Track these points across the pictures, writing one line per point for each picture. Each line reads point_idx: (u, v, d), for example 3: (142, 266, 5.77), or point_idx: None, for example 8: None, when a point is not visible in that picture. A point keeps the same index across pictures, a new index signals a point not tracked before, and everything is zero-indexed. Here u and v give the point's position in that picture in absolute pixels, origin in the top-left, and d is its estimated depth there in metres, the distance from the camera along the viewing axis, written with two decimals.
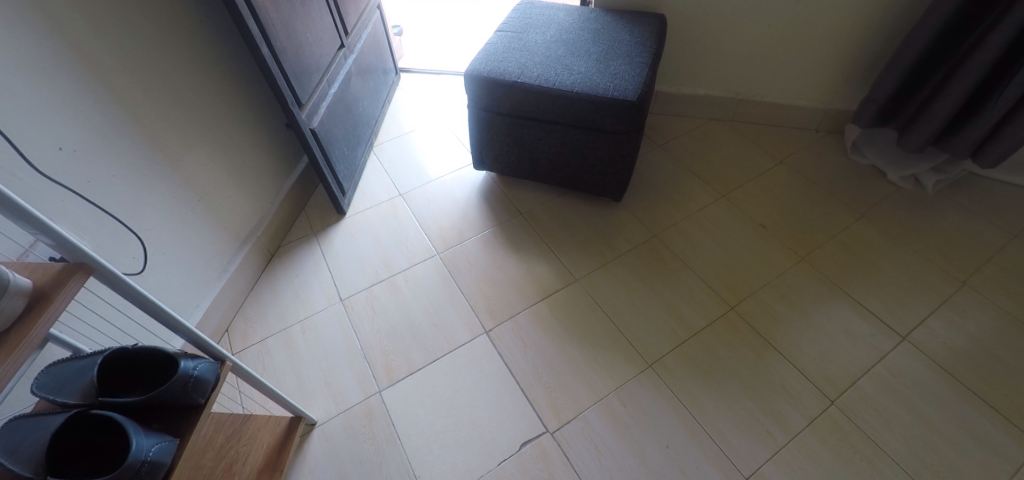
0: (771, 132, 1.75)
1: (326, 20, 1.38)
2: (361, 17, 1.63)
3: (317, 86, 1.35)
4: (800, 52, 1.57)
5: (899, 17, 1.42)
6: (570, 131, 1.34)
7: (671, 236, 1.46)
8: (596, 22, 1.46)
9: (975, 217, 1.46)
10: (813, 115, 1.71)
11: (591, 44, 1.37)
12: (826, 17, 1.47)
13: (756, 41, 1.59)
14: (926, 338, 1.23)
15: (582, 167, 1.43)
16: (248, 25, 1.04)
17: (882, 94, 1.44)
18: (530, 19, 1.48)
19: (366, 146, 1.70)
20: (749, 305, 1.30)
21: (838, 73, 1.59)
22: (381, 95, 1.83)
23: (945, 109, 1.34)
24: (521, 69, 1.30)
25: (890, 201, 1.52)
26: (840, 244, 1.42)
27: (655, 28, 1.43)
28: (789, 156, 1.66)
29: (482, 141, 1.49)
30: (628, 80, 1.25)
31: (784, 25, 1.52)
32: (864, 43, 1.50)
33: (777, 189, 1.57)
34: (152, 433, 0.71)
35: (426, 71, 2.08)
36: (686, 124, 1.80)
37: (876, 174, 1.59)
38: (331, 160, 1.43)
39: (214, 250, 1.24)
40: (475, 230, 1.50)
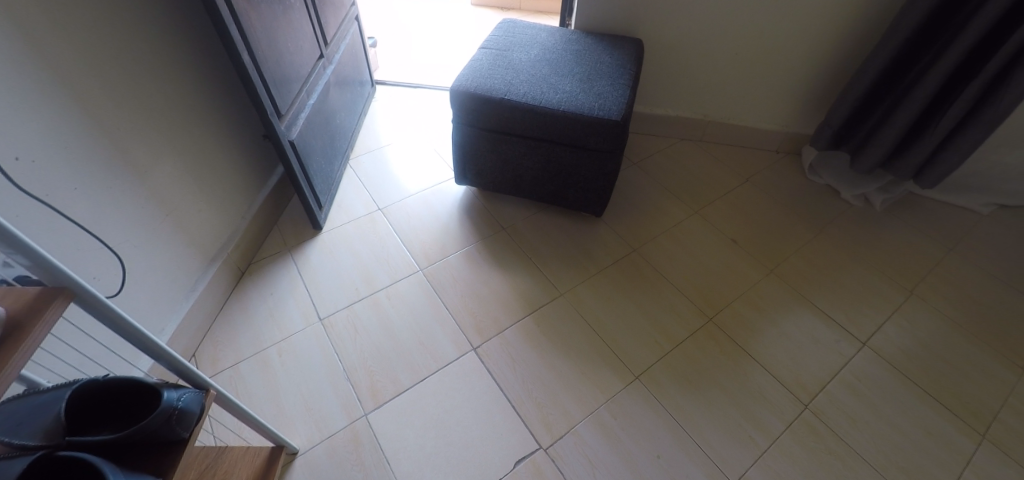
0: (736, 152, 1.86)
1: (306, 29, 1.34)
2: (340, 28, 1.59)
3: (296, 96, 1.32)
4: (762, 79, 1.69)
5: (848, 50, 1.56)
6: (555, 149, 1.36)
7: (651, 250, 1.50)
8: (577, 44, 1.52)
9: (917, 232, 1.61)
10: (773, 137, 1.83)
11: (574, 64, 1.43)
12: (784, 48, 1.59)
13: (721, 68, 1.69)
14: (883, 343, 1.32)
15: (565, 184, 1.45)
16: (230, 31, 1.01)
17: (837, 119, 1.56)
18: (513, 37, 1.51)
19: (342, 158, 1.65)
20: (726, 315, 1.36)
21: (794, 99, 1.72)
22: (357, 107, 1.79)
23: (892, 134, 1.47)
24: (509, 87, 1.33)
25: (844, 218, 1.64)
26: (804, 258, 1.52)
27: (633, 52, 1.50)
28: (753, 175, 1.77)
29: (464, 156, 1.48)
30: (611, 100, 1.30)
31: (748, 53, 1.63)
32: (818, 72, 1.63)
33: (745, 205, 1.66)
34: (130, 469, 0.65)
35: (402, 83, 2.06)
36: (658, 143, 1.87)
37: (830, 192, 1.72)
38: (308, 173, 1.38)
39: (181, 268, 1.16)
40: (459, 245, 1.49)
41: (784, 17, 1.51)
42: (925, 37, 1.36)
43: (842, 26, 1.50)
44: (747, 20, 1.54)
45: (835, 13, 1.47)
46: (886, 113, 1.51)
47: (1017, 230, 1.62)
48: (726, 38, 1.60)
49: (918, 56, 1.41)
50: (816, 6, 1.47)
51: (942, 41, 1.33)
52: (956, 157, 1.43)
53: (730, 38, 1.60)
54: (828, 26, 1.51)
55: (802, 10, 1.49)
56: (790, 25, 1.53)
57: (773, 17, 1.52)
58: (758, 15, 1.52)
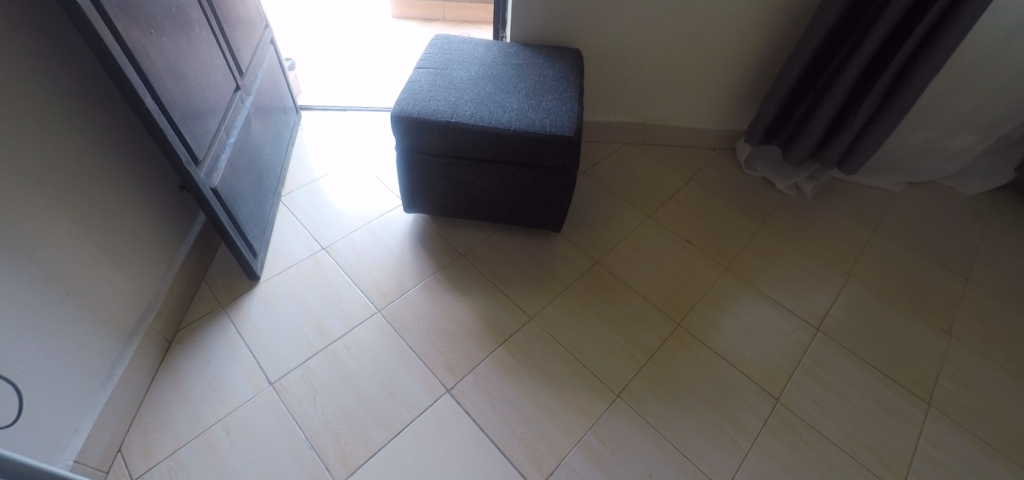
0: (677, 153, 1.91)
1: (217, 60, 1.19)
2: (254, 54, 1.43)
3: (215, 135, 1.17)
4: (693, 83, 1.75)
5: (765, 52, 1.65)
6: (509, 170, 1.31)
7: (612, 261, 1.50)
8: (517, 58, 1.48)
9: (845, 216, 1.73)
10: (709, 135, 1.90)
11: (518, 80, 1.39)
12: (709, 53, 1.65)
13: (654, 75, 1.72)
14: (834, 326, 1.40)
15: (522, 203, 1.40)
16: (127, 75, 0.89)
17: (768, 116, 1.65)
18: (451, 54, 1.45)
19: (274, 197, 1.50)
20: (692, 318, 1.38)
21: (723, 99, 1.80)
22: (283, 138, 1.64)
23: (819, 128, 1.57)
24: (455, 109, 1.26)
25: (781, 208, 1.73)
26: (753, 252, 1.58)
27: (574, 63, 1.49)
28: (695, 174, 1.83)
29: (412, 183, 1.39)
30: (562, 115, 1.28)
31: (677, 60, 1.68)
32: (742, 73, 1.71)
33: (692, 205, 1.71)
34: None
35: (329, 107, 1.91)
36: (602, 149, 1.88)
37: (765, 184, 1.81)
38: (237, 220, 1.23)
39: (92, 353, 1.00)
40: (416, 278, 1.39)
41: (707, 24, 1.57)
42: (836, 39, 1.47)
43: (758, 29, 1.59)
44: (673, 28, 1.59)
45: (752, 18, 1.55)
46: (809, 108, 1.62)
47: (924, 203, 1.79)
48: (656, 46, 1.64)
49: (833, 54, 1.51)
50: (734, 13, 1.54)
51: (855, 40, 1.44)
52: (874, 145, 1.56)
53: (660, 46, 1.64)
54: (747, 30, 1.59)
55: (722, 17, 1.55)
56: (713, 31, 1.59)
57: (697, 24, 1.57)
58: (683, 22, 1.57)
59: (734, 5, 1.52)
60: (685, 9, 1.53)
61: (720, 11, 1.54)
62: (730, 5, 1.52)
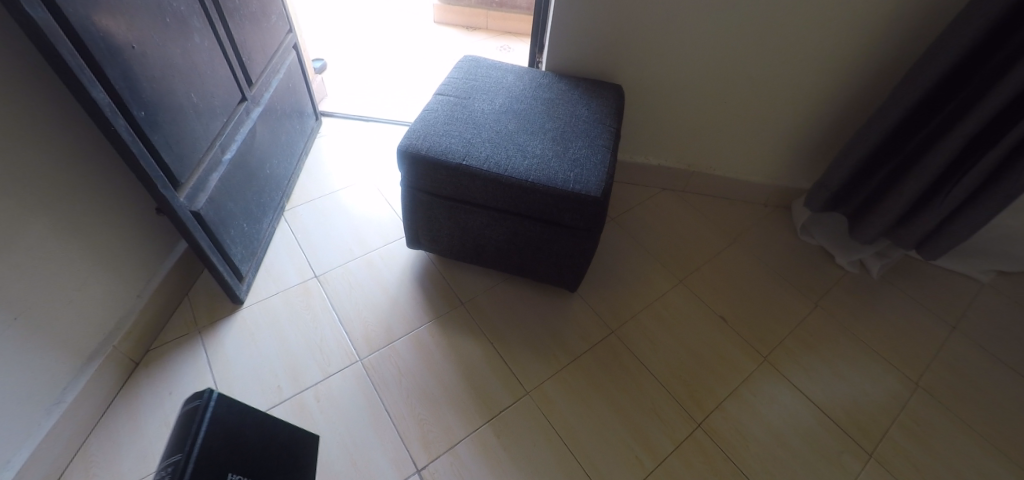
0: (724, 207, 1.70)
1: (221, 68, 1.11)
2: (269, 64, 1.37)
3: (206, 152, 1.08)
4: (752, 132, 1.52)
5: (846, 105, 1.40)
6: (523, 222, 1.15)
7: (630, 332, 1.32)
8: (549, 92, 1.33)
9: (919, 309, 1.47)
10: (764, 190, 1.67)
11: (545, 120, 1.23)
12: (778, 99, 1.43)
13: (709, 116, 1.51)
14: (892, 453, 1.16)
15: (535, 257, 1.24)
16: (93, 94, 0.77)
17: (836, 182, 1.40)
18: (475, 85, 1.32)
19: (274, 214, 1.40)
20: (716, 419, 1.18)
21: (787, 152, 1.56)
22: (296, 148, 1.56)
23: (900, 205, 1.31)
24: (468, 151, 1.12)
25: (841, 289, 1.50)
26: (797, 341, 1.36)
27: (612, 103, 1.31)
28: (741, 235, 1.61)
29: (416, 221, 1.26)
30: (589, 168, 1.11)
31: (739, 102, 1.46)
32: (810, 126, 1.48)
33: (733, 275, 1.50)
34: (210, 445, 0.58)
35: (351, 116, 1.82)
36: (638, 194, 1.70)
37: (820, 253, 1.58)
38: (222, 245, 1.13)
39: (40, 378, 0.91)
40: (407, 326, 1.26)
41: (780, 65, 1.35)
42: (932, 103, 1.21)
43: (839, 79, 1.35)
44: (739, 67, 1.37)
45: (836, 62, 1.31)
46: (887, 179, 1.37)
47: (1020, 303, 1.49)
48: (717, 84, 1.42)
49: (929, 117, 1.24)
50: (815, 55, 1.31)
51: (962, 105, 1.18)
52: (965, 232, 1.28)
53: (720, 86, 1.42)
54: (827, 76, 1.35)
55: (799, 59, 1.32)
56: (788, 73, 1.36)
57: (767, 64, 1.35)
58: (752, 61, 1.35)
59: (816, 46, 1.29)
60: (757, 46, 1.31)
61: (797, 51, 1.31)
62: (811, 45, 1.29)
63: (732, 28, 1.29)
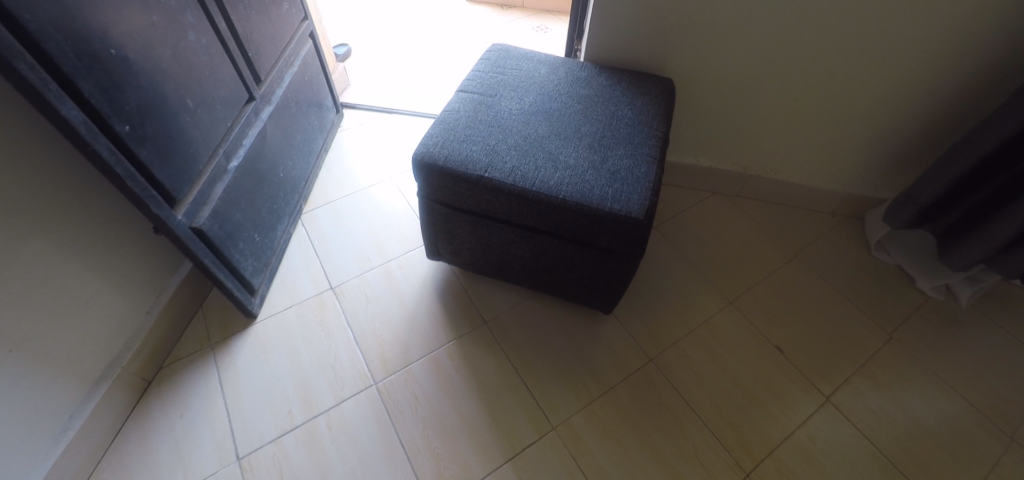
0: (784, 215, 1.54)
1: (224, 66, 1.04)
2: (281, 58, 1.27)
3: (209, 160, 1.01)
4: (818, 132, 1.35)
5: (939, 96, 1.19)
6: (552, 242, 1.02)
7: (671, 360, 1.19)
8: (586, 88, 1.17)
9: (1013, 344, 1.29)
10: (832, 199, 1.50)
11: (581, 122, 1.08)
12: (855, 91, 1.23)
13: (770, 110, 1.33)
14: None
15: (565, 278, 1.11)
16: (64, 112, 0.70)
17: (925, 197, 1.23)
18: (505, 80, 1.17)
19: (288, 219, 1.33)
20: (768, 469, 1.05)
21: (860, 149, 1.37)
22: (313, 144, 1.46)
23: (1004, 231, 1.11)
24: (492, 160, 0.99)
25: (921, 317, 1.34)
26: (867, 378, 1.22)
27: (660, 102, 1.14)
28: (804, 248, 1.46)
29: (435, 233, 1.15)
30: (631, 183, 0.96)
31: (805, 94, 1.26)
32: (888, 125, 1.29)
33: (792, 295, 1.35)
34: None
35: (374, 108, 1.71)
36: (684, 199, 1.55)
37: (900, 275, 1.41)
38: (230, 258, 1.07)
39: (44, 408, 0.87)
40: (425, 346, 1.17)
41: (861, 50, 1.15)
42: None
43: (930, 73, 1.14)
44: (809, 53, 1.18)
45: (932, 46, 1.10)
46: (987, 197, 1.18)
47: None
48: (782, 73, 1.23)
49: None
50: (906, 37, 1.10)
51: None
52: None
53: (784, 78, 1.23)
54: (920, 62, 1.14)
55: (886, 43, 1.12)
56: (869, 59, 1.16)
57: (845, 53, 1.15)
58: (827, 45, 1.15)
59: (907, 26, 1.08)
60: (834, 28, 1.12)
61: (884, 33, 1.10)
62: (902, 25, 1.08)
63: (802, 8, 1.10)
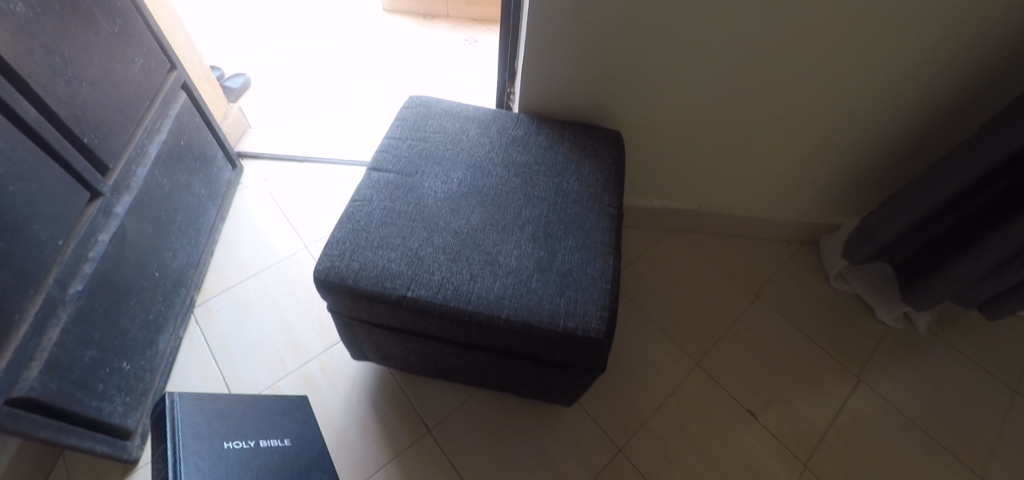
0: (741, 249, 1.47)
1: (43, 161, 0.74)
2: (141, 127, 0.96)
3: (34, 294, 0.74)
4: (772, 169, 1.27)
5: (902, 125, 1.11)
6: (499, 357, 0.86)
7: (640, 447, 1.08)
8: (525, 153, 0.99)
9: (969, 366, 1.27)
10: (788, 228, 1.45)
11: (521, 204, 0.91)
12: (824, 126, 1.13)
13: (730, 147, 1.21)
14: None
15: (518, 382, 0.95)
16: None
17: (887, 237, 1.17)
18: (426, 149, 0.97)
19: (174, 323, 1.06)
20: None
21: (820, 180, 1.29)
22: (203, 218, 1.17)
23: (971, 271, 1.06)
24: (417, 272, 0.80)
25: (885, 351, 1.29)
26: (842, 434, 1.15)
27: (608, 168, 0.99)
28: (765, 286, 1.39)
29: (359, 342, 0.95)
30: (584, 289, 0.81)
31: (768, 129, 1.15)
32: (848, 154, 1.20)
33: (760, 346, 1.27)
34: (274, 462, 0.67)
35: (282, 157, 1.44)
36: (639, 241, 1.45)
37: (858, 307, 1.37)
38: (76, 412, 0.81)
39: None
40: (358, 471, 0.98)
41: (832, 85, 1.03)
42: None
43: (890, 103, 1.06)
44: (774, 90, 1.05)
45: (907, 80, 1.00)
46: (944, 234, 1.14)
47: None
48: (747, 108, 1.10)
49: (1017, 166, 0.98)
50: (881, 71, 0.99)
51: None
52: None
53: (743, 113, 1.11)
54: (888, 98, 1.04)
55: (858, 79, 1.01)
56: (841, 94, 1.05)
57: (802, 87, 1.04)
58: (796, 82, 1.03)
59: (884, 60, 0.97)
60: (805, 65, 0.99)
61: (856, 70, 0.99)
62: (876, 60, 0.97)
63: (774, 43, 0.96)
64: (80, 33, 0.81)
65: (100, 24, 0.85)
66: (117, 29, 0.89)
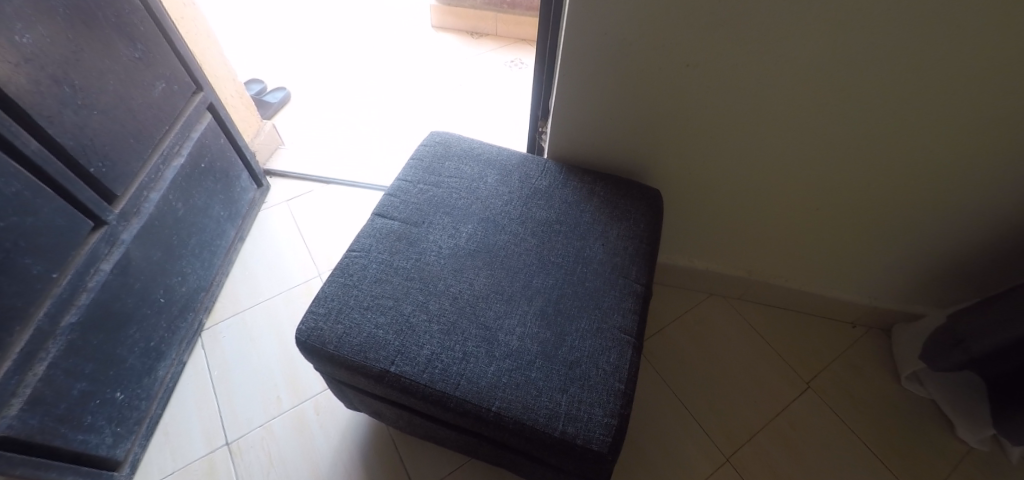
0: (795, 327, 1.31)
1: (45, 196, 0.73)
2: (158, 151, 0.95)
3: (22, 330, 0.72)
4: (838, 241, 1.09)
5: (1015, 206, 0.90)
6: (490, 446, 0.76)
7: None
8: (546, 210, 0.89)
9: None
10: (855, 308, 1.27)
11: (533, 272, 0.81)
12: (913, 200, 0.94)
13: (790, 212, 1.05)
14: None
15: (513, 468, 0.85)
16: None
17: (978, 347, 1.02)
18: (438, 197, 0.89)
19: (179, 348, 1.04)
20: None
21: (904, 256, 1.09)
22: (220, 239, 1.16)
23: None
24: (405, 343, 0.72)
25: (961, 476, 1.10)
26: None
27: (638, 235, 0.87)
28: (818, 374, 1.23)
29: (346, 399, 0.88)
30: (591, 389, 0.70)
31: (845, 198, 0.98)
32: (941, 231, 1.00)
33: (804, 444, 1.12)
34: None
35: (309, 177, 1.41)
36: (676, 304, 1.33)
37: (932, 415, 1.18)
38: (61, 445, 0.79)
39: None
40: None
41: (930, 157, 0.85)
42: None
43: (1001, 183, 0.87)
44: (855, 155, 0.88)
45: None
46: None
47: None
48: (819, 172, 0.94)
49: None
50: (999, 147, 0.80)
51: None
52: None
53: (812, 177, 0.95)
54: (1003, 176, 0.85)
55: (968, 152, 0.82)
56: (941, 169, 0.86)
57: (887, 159, 0.87)
58: (884, 150, 0.86)
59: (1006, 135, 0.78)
60: (898, 134, 0.82)
61: (967, 144, 0.81)
62: (991, 135, 0.79)
63: (863, 106, 0.79)
64: (94, 60, 0.80)
65: (119, 49, 0.85)
66: (137, 54, 0.88)
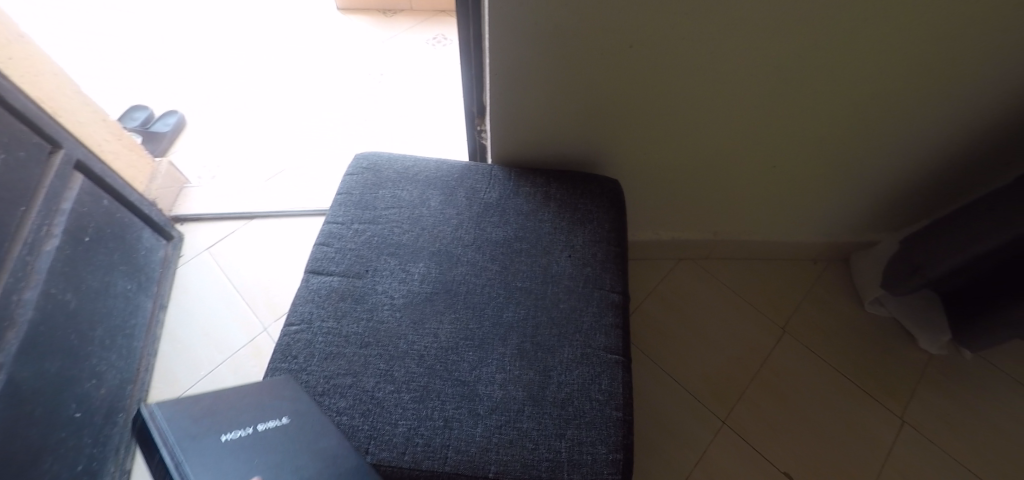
0: (762, 275, 1.31)
1: None
2: (19, 238, 0.77)
3: None
4: (798, 190, 1.06)
5: (963, 127, 0.89)
6: None
7: None
8: (502, 229, 0.80)
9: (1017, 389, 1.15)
10: (816, 246, 1.28)
11: (502, 306, 0.73)
12: (868, 140, 0.92)
13: (750, 173, 1.01)
14: None
15: None
16: None
17: (933, 274, 1.05)
18: (378, 237, 0.77)
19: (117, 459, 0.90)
20: None
21: (861, 193, 1.09)
22: (135, 315, 1.00)
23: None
24: (375, 425, 0.62)
25: (929, 383, 1.15)
26: None
27: (604, 238, 0.80)
28: (790, 317, 1.25)
29: None
30: (589, 428, 0.64)
31: (803, 149, 0.94)
32: (894, 163, 0.99)
33: (790, 391, 1.14)
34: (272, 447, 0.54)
35: (227, 215, 1.24)
36: (647, 277, 1.29)
37: (896, 332, 1.22)
38: None
39: None
40: None
41: (884, 99, 0.82)
42: None
43: (950, 110, 0.85)
44: (812, 108, 0.83)
45: (979, 86, 0.79)
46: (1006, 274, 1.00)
47: None
48: (777, 129, 0.89)
49: None
50: (950, 78, 0.78)
51: None
52: None
53: (769, 134, 0.90)
54: (953, 102, 0.83)
55: (920, 86, 0.79)
56: (895, 107, 0.83)
57: (842, 106, 0.83)
58: (841, 99, 0.81)
59: (957, 67, 0.75)
60: (853, 81, 0.77)
61: (918, 78, 0.78)
62: (942, 69, 0.76)
63: (819, 59, 0.73)
64: None
65: None
66: None
